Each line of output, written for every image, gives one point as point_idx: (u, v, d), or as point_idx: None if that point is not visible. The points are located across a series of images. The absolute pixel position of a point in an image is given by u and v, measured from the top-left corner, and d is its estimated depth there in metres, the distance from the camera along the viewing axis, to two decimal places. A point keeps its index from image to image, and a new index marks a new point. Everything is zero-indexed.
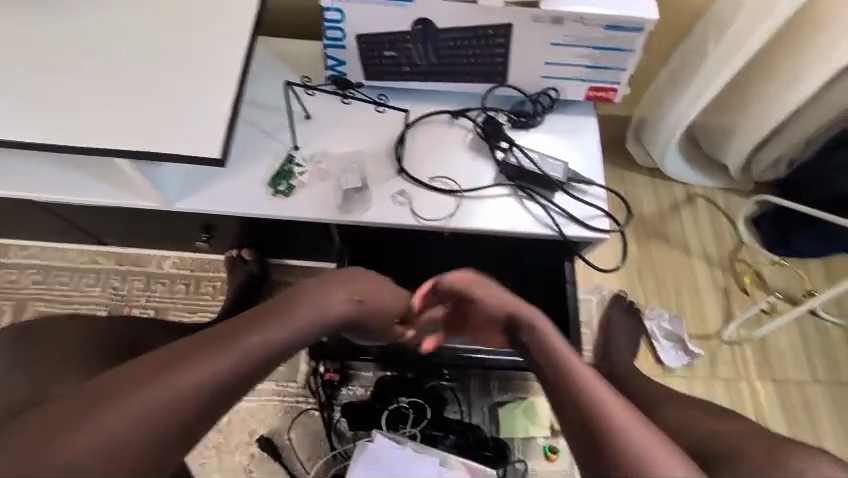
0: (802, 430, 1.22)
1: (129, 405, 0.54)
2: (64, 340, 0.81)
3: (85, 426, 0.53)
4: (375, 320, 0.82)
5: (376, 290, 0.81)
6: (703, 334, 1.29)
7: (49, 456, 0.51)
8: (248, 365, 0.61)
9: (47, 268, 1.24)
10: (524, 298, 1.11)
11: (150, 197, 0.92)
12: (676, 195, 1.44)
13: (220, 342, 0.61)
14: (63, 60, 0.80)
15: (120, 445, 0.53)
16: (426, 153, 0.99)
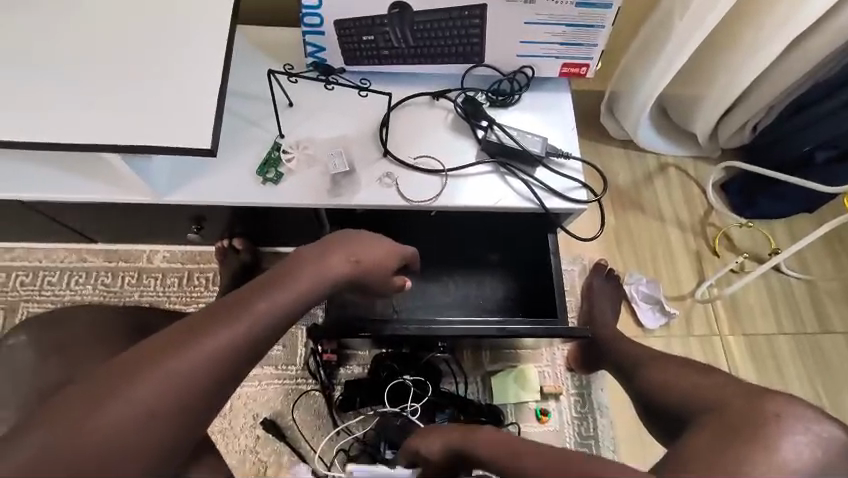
0: (770, 378, 1.32)
1: (158, 376, 0.59)
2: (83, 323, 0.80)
3: (115, 400, 0.57)
4: (375, 280, 0.83)
5: (373, 249, 0.82)
6: (678, 295, 1.37)
7: (87, 430, 0.55)
8: (261, 328, 0.66)
9: (35, 269, 1.24)
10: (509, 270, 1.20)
11: (141, 191, 0.93)
12: (649, 165, 1.51)
13: (234, 311, 0.65)
14: (40, 58, 0.80)
15: (156, 411, 0.58)
16: (410, 136, 1.02)
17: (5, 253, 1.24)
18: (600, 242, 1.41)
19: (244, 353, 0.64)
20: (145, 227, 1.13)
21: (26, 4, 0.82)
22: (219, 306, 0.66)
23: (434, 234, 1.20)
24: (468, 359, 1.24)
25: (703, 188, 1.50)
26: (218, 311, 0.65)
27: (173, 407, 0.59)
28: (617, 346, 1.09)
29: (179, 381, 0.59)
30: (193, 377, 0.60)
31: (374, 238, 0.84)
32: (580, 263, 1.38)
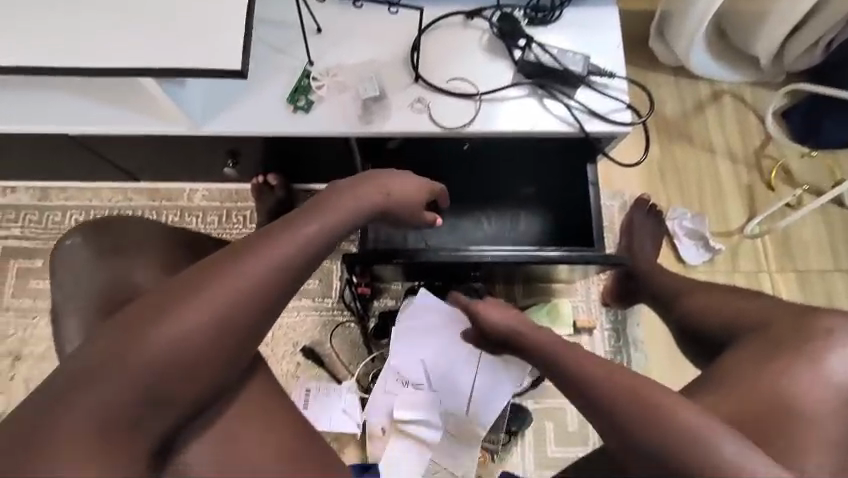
0: None
1: (206, 300, 0.64)
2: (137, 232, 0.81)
3: (172, 319, 0.63)
4: (406, 214, 0.85)
5: (403, 185, 0.84)
6: (725, 231, 1.31)
7: (149, 344, 0.63)
8: (298, 253, 0.69)
9: (87, 208, 1.30)
10: (545, 201, 1.18)
11: (178, 121, 0.94)
12: (700, 93, 1.40)
13: (272, 239, 0.69)
14: None
15: (207, 330, 0.64)
16: (442, 58, 0.97)
17: (59, 193, 1.31)
18: (641, 176, 1.34)
19: (282, 279, 0.68)
20: (184, 163, 1.15)
21: None
22: (258, 233, 0.70)
23: (468, 166, 1.18)
24: (501, 292, 1.23)
25: (761, 117, 1.38)
26: (259, 238, 0.69)
27: (222, 326, 0.65)
28: (656, 278, 1.06)
29: (227, 303, 0.65)
30: (239, 299, 0.66)
31: (403, 174, 0.86)
32: (620, 199, 1.32)
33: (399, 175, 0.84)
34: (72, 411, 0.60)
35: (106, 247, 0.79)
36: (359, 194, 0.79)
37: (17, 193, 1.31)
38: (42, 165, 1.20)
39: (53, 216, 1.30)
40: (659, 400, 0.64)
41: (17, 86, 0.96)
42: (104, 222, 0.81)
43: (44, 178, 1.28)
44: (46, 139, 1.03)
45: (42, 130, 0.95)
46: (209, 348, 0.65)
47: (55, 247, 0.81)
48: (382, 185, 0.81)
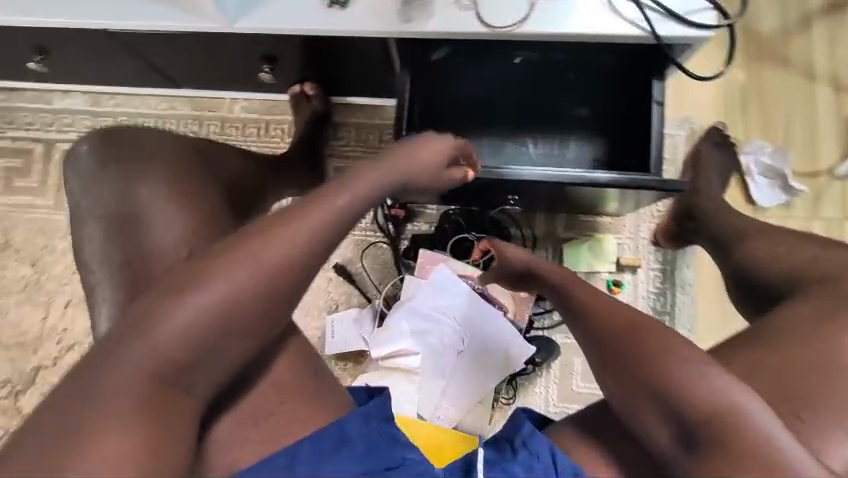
0: None
1: (233, 280, 0.61)
2: (146, 147, 0.83)
3: (199, 299, 0.60)
4: (424, 182, 0.80)
5: (423, 148, 0.79)
6: (811, 171, 1.15)
7: (177, 324, 0.59)
8: (326, 232, 0.65)
9: (134, 115, 1.33)
10: (601, 122, 1.07)
11: (213, 16, 0.90)
12: (810, 5, 1.17)
13: (299, 215, 0.65)
14: None
15: (237, 310, 0.61)
16: None
17: (109, 99, 1.34)
18: (718, 102, 1.18)
19: (312, 254, 0.65)
20: (224, 69, 1.13)
21: None
22: (284, 210, 0.66)
23: (516, 78, 1.07)
24: (541, 221, 1.17)
25: None
26: (286, 213, 0.66)
27: (252, 305, 0.61)
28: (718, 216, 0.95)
29: (256, 283, 0.62)
30: (267, 277, 0.62)
31: (424, 139, 0.80)
32: (688, 128, 1.17)
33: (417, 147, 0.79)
34: (96, 402, 0.56)
35: (117, 161, 0.81)
36: (383, 167, 0.74)
37: (72, 97, 1.35)
38: (90, 69, 1.22)
39: (105, 122, 1.34)
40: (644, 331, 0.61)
41: None
42: (110, 134, 0.84)
43: (94, 83, 1.31)
44: (90, 36, 1.03)
45: (86, 23, 0.95)
46: (241, 324, 0.61)
47: (68, 155, 0.84)
48: (404, 158, 0.77)
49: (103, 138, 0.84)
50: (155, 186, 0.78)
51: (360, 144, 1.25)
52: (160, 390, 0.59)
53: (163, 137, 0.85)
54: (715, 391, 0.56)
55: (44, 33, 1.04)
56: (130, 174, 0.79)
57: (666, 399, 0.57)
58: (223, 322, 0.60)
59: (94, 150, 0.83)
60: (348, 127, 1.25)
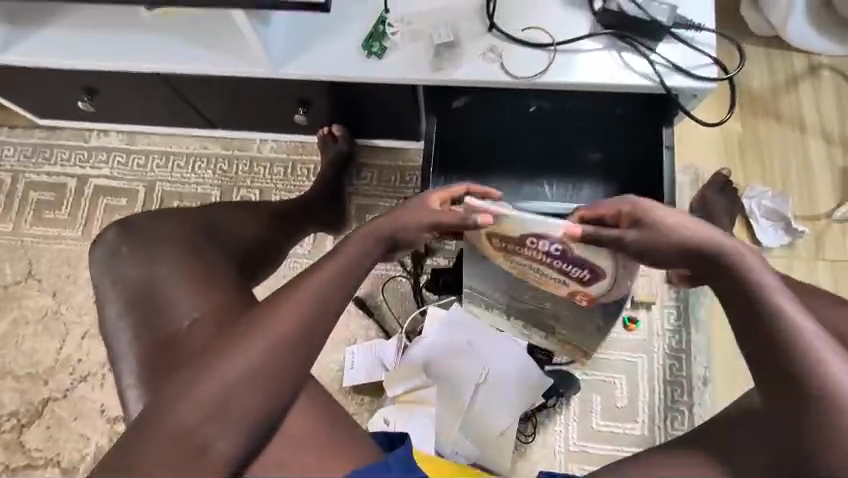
0: None
1: (262, 339, 0.72)
2: (165, 232, 0.92)
3: (231, 361, 0.72)
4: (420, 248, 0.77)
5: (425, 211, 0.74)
6: (811, 215, 1.22)
7: (213, 380, 0.71)
8: (340, 287, 0.75)
9: (167, 154, 1.40)
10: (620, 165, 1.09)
11: (259, 64, 0.98)
12: (794, 67, 1.29)
13: (315, 276, 0.75)
14: None
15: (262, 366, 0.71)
16: (519, 7, 0.95)
17: (144, 138, 1.42)
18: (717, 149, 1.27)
19: (323, 306, 0.74)
20: (259, 112, 1.22)
21: None
22: (295, 276, 0.77)
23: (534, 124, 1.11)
24: None
25: None
26: (296, 282, 0.76)
27: (273, 362, 0.72)
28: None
29: (278, 341, 0.72)
30: (289, 335, 0.72)
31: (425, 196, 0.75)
32: (691, 174, 1.26)
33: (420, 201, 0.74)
34: (153, 452, 0.69)
35: (142, 248, 0.90)
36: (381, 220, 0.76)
37: (109, 137, 1.43)
38: (130, 111, 1.30)
39: (138, 159, 1.41)
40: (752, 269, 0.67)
41: (118, 29, 1.05)
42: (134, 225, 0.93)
43: (132, 124, 1.39)
44: (140, 79, 1.11)
45: (139, 68, 1.04)
46: (271, 376, 0.72)
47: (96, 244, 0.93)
48: (395, 214, 0.75)
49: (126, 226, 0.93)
50: (167, 265, 0.87)
51: (383, 183, 1.32)
52: (195, 438, 0.69)
53: (176, 218, 0.94)
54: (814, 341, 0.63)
55: (97, 77, 1.13)
56: (151, 257, 0.89)
57: (759, 336, 0.65)
58: (257, 374, 0.71)
59: (115, 240, 0.92)
60: (371, 167, 1.32)
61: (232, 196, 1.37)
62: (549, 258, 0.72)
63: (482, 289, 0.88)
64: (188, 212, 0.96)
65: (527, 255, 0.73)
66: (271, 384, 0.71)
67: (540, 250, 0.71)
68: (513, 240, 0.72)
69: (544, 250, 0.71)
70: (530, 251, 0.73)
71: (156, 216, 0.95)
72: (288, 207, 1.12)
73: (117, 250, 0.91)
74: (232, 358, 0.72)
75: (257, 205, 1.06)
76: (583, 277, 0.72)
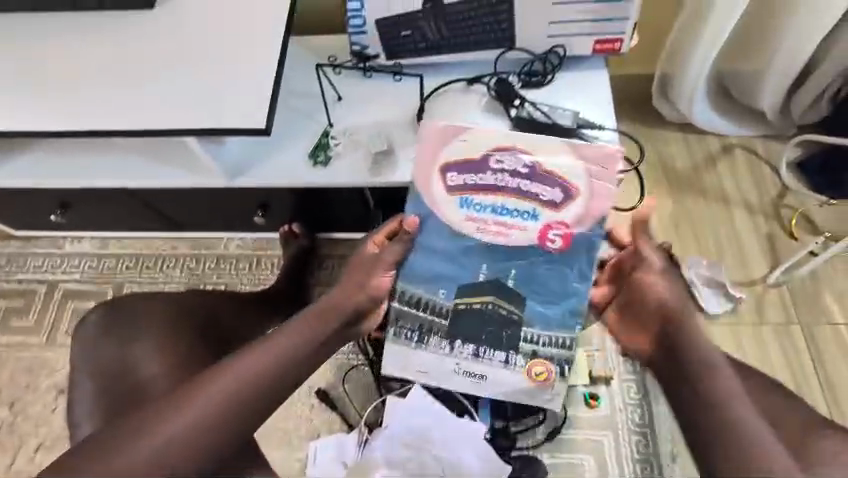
0: None
1: (214, 390, 0.73)
2: (144, 310, 0.99)
3: (173, 416, 0.71)
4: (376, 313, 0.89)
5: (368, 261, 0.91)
6: (748, 280, 1.28)
7: (152, 432, 0.70)
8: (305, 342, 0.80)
9: (137, 255, 1.47)
10: None
11: (215, 175, 1.08)
12: (710, 146, 1.44)
13: (280, 333, 0.80)
14: (136, 68, 0.99)
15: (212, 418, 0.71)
16: (447, 117, 1.09)
17: (116, 242, 1.48)
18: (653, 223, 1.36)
19: (285, 365, 0.77)
20: (221, 215, 1.30)
21: (130, 30, 1.02)
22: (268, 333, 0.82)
23: None
24: None
25: (774, 168, 1.40)
26: (261, 339, 0.80)
27: (222, 413, 0.71)
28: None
29: (228, 392, 0.73)
30: (244, 387, 0.73)
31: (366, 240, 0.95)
32: None
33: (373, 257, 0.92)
34: None
35: (122, 325, 0.98)
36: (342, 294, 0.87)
37: (81, 242, 1.49)
38: (102, 219, 1.39)
39: (108, 262, 1.47)
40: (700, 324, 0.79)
41: (91, 150, 1.16)
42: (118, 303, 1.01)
43: (104, 230, 1.47)
44: (111, 193, 1.21)
45: (108, 184, 1.14)
46: (215, 426, 0.71)
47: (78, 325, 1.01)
48: (359, 287, 0.88)
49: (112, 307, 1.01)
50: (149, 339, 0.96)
51: (343, 273, 1.37)
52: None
53: (158, 298, 1.02)
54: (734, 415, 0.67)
55: (69, 192, 1.23)
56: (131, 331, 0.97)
57: (692, 408, 0.69)
58: (201, 427, 0.70)
59: (99, 321, 0.99)
60: (332, 258, 1.39)
61: None
62: (517, 184, 0.88)
63: (448, 273, 0.90)
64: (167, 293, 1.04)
65: (499, 189, 0.88)
66: (220, 439, 0.71)
67: (506, 171, 0.88)
68: (486, 178, 0.88)
69: (509, 183, 0.88)
70: (501, 188, 0.88)
71: (138, 298, 1.02)
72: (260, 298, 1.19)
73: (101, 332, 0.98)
74: (177, 412, 0.71)
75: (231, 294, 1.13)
76: (555, 195, 0.87)
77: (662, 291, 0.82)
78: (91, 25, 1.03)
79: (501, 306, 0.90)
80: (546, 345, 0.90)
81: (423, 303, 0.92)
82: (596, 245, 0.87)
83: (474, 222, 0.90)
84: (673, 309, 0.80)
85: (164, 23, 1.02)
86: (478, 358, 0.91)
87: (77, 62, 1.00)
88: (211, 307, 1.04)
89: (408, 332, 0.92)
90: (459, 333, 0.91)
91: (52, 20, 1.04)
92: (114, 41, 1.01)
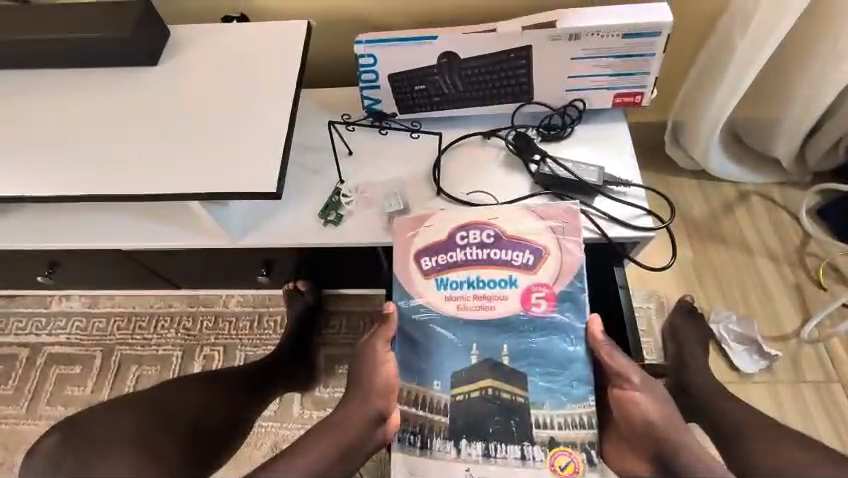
0: None
1: None
2: (111, 424, 0.83)
3: None
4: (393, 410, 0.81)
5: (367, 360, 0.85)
6: (781, 335, 1.24)
7: None
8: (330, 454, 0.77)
9: (129, 315, 1.37)
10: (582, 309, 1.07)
11: (219, 237, 1.02)
12: (726, 195, 1.39)
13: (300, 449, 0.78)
14: (137, 129, 0.93)
15: None
16: (463, 173, 1.05)
17: (107, 300, 1.39)
18: (676, 274, 1.31)
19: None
20: (221, 274, 1.22)
21: (132, 89, 0.98)
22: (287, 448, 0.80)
23: None
24: None
25: (794, 215, 1.36)
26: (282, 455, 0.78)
27: None
28: (720, 403, 0.95)
29: None
30: None
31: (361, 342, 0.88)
32: (656, 300, 1.28)
33: (366, 347, 0.86)
34: None
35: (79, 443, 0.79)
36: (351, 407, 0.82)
37: (70, 301, 1.40)
38: (91, 280, 1.29)
39: (98, 323, 1.37)
40: (690, 437, 0.75)
41: (85, 211, 1.09)
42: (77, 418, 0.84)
43: (93, 288, 1.37)
44: (105, 255, 1.13)
45: (102, 246, 1.06)
46: None
47: (34, 445, 0.85)
48: (369, 392, 0.82)
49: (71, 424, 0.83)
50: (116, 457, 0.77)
51: (351, 332, 1.29)
52: None
53: (134, 400, 0.88)
54: None
55: (58, 255, 1.14)
56: (88, 449, 0.78)
57: None
58: None
59: (57, 443, 0.81)
60: (339, 315, 1.31)
61: (195, 356, 1.31)
62: (489, 254, 0.87)
63: (435, 358, 0.83)
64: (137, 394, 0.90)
65: (473, 262, 0.87)
66: None
67: (474, 243, 0.88)
68: (458, 253, 0.88)
69: (479, 254, 0.87)
70: (474, 261, 0.87)
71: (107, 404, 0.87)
72: (253, 374, 1.08)
73: (56, 460, 0.79)
74: None
75: (219, 378, 1.01)
76: (527, 258, 0.86)
77: (646, 410, 0.77)
78: (90, 85, 0.98)
79: (503, 391, 0.80)
80: (562, 433, 0.78)
81: (422, 400, 0.81)
82: (581, 301, 0.84)
83: (455, 300, 0.85)
84: (666, 433, 0.75)
85: (169, 81, 0.98)
86: (489, 459, 0.77)
87: (74, 124, 0.94)
88: (188, 407, 0.91)
89: (410, 436, 0.79)
90: (463, 430, 0.78)
91: (52, 78, 1.00)
92: (114, 100, 0.97)
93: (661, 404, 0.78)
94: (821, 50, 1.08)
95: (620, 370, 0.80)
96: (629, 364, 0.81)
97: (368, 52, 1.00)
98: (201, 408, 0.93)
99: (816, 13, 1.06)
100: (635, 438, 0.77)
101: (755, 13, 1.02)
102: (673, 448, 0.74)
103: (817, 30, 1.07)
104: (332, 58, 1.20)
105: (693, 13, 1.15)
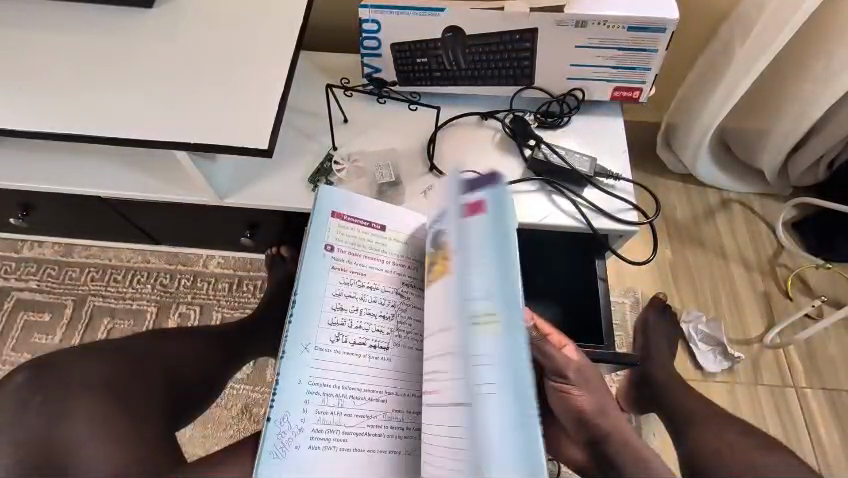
0: None
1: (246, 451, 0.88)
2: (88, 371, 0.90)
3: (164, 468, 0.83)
4: None
5: None
6: (744, 338, 1.29)
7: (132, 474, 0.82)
8: None
9: (104, 267, 1.34)
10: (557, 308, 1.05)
11: (205, 193, 1.00)
12: (710, 200, 1.43)
13: None
14: (125, 71, 0.90)
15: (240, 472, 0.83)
16: (457, 151, 1.05)
17: (82, 250, 1.35)
18: (653, 272, 1.35)
19: None
20: (204, 231, 1.19)
21: (121, 29, 0.94)
22: None
23: None
24: None
25: (771, 227, 1.40)
26: None
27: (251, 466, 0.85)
28: None
29: None
30: None
31: None
32: (632, 297, 1.32)
33: None
34: None
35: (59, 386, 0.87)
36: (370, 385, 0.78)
37: (42, 247, 1.36)
38: (65, 226, 1.25)
39: (71, 272, 1.33)
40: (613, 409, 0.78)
41: (67, 153, 1.06)
42: (51, 368, 0.90)
43: (68, 236, 1.33)
44: (81, 201, 1.09)
45: (82, 192, 1.03)
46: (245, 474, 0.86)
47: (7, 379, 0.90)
48: None
49: (43, 369, 0.90)
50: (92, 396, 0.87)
51: None
52: None
53: (110, 349, 0.96)
54: (636, 442, 0.74)
55: (32, 197, 1.10)
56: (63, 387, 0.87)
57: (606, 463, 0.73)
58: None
59: (26, 383, 0.88)
60: None
61: (169, 313, 1.29)
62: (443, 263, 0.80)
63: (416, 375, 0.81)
64: (107, 346, 0.96)
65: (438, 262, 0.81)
66: None
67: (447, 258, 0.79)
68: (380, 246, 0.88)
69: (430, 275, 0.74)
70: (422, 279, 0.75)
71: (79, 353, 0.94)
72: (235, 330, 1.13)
73: (21, 401, 0.85)
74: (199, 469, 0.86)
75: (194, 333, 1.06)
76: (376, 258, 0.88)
77: (581, 400, 0.78)
78: (78, 22, 0.94)
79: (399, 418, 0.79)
80: None
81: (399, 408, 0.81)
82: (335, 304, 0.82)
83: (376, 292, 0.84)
84: (594, 418, 0.77)
85: (162, 25, 0.95)
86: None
87: (57, 61, 0.90)
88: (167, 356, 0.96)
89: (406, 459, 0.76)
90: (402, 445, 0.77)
91: (39, 9, 0.95)
92: (103, 39, 0.93)
93: (597, 394, 0.79)
94: (815, 66, 1.09)
95: (557, 363, 0.77)
96: (564, 356, 0.78)
97: (373, 17, 0.97)
98: (178, 358, 0.98)
99: (815, 29, 1.07)
100: (575, 432, 0.79)
101: (757, 22, 1.03)
102: (602, 434, 0.75)
103: (814, 48, 1.09)
104: (336, 21, 1.17)
105: (697, 15, 1.16)
